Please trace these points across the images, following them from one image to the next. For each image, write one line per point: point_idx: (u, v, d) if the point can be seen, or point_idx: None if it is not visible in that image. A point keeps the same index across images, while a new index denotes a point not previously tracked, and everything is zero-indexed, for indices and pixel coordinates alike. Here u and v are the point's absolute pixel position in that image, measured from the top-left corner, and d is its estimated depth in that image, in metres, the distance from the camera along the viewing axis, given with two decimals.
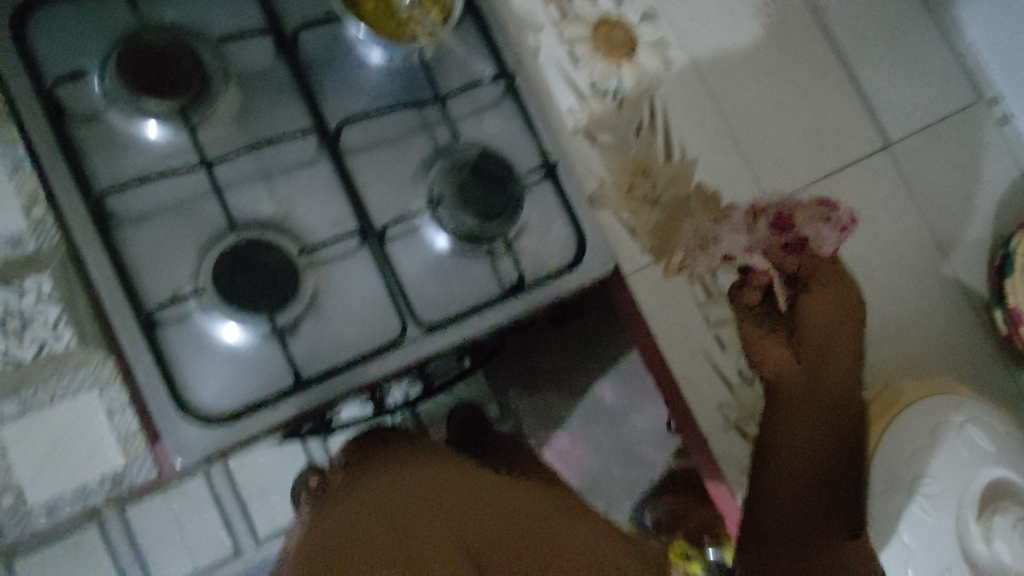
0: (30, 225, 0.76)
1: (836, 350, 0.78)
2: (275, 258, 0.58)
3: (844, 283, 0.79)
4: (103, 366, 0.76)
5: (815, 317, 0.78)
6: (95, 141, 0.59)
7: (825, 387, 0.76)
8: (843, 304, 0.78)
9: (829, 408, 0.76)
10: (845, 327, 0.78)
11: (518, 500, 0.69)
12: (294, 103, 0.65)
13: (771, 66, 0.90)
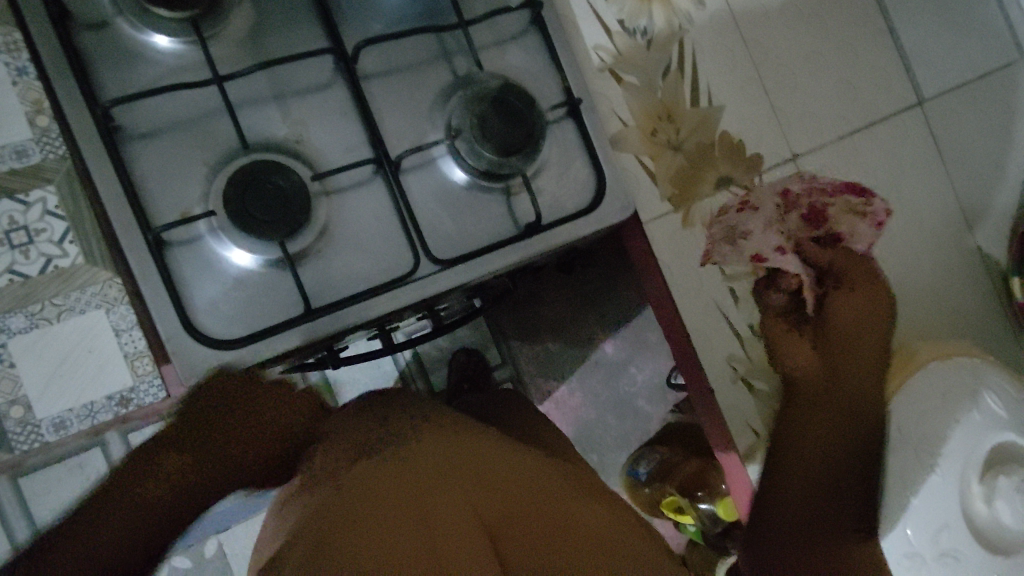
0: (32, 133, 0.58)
1: (862, 351, 0.78)
2: (289, 182, 0.57)
3: (875, 286, 0.78)
4: (34, 308, 0.64)
5: (846, 322, 0.78)
6: (102, 49, 0.56)
7: (846, 390, 0.77)
8: (874, 305, 0.77)
9: (846, 409, 0.76)
10: (875, 332, 0.78)
11: (526, 467, 0.65)
12: (310, 21, 0.62)
13: (807, 12, 0.86)
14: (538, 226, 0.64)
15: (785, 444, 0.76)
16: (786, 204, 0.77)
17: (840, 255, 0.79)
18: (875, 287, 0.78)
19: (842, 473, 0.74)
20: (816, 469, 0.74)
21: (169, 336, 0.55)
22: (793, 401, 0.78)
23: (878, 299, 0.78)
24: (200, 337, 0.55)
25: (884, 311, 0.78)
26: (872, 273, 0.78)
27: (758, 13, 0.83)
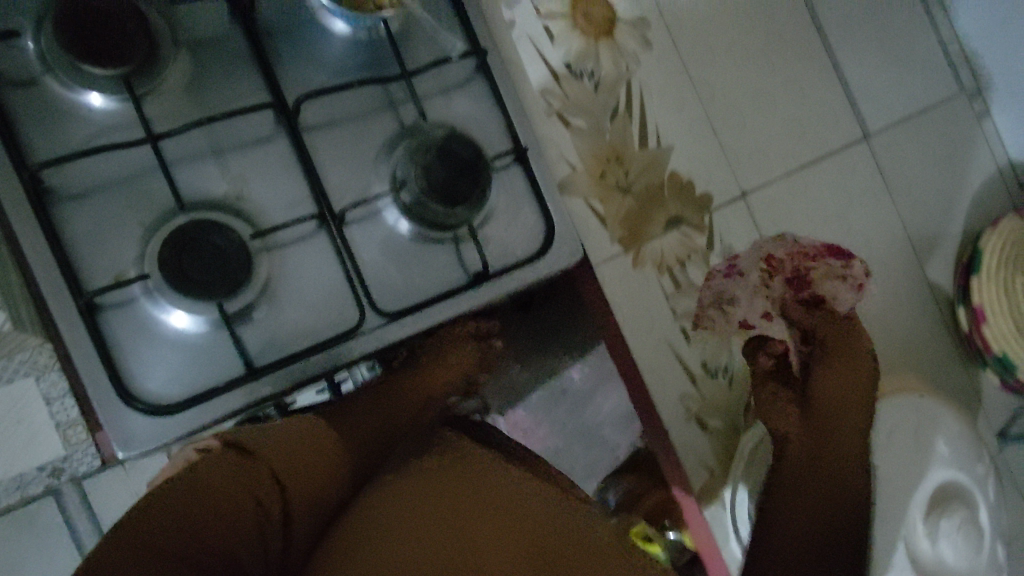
0: None
1: (840, 414, 0.71)
2: (229, 241, 0.56)
3: (859, 347, 0.78)
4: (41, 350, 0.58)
5: (831, 384, 0.74)
6: (30, 107, 0.55)
7: (833, 433, 0.69)
8: (846, 360, 0.76)
9: (835, 442, 0.67)
10: (855, 397, 0.73)
11: (497, 471, 0.67)
12: (250, 74, 0.61)
13: (752, 49, 0.88)
14: (486, 274, 0.65)
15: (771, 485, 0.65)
16: (770, 271, 0.83)
17: (826, 319, 0.81)
18: (855, 349, 0.78)
19: (843, 504, 0.60)
20: (807, 473, 0.64)
21: (104, 404, 0.53)
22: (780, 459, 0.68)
23: (853, 358, 0.76)
24: (139, 406, 0.54)
25: (864, 367, 0.76)
26: (842, 328, 0.80)
27: (704, 54, 0.85)
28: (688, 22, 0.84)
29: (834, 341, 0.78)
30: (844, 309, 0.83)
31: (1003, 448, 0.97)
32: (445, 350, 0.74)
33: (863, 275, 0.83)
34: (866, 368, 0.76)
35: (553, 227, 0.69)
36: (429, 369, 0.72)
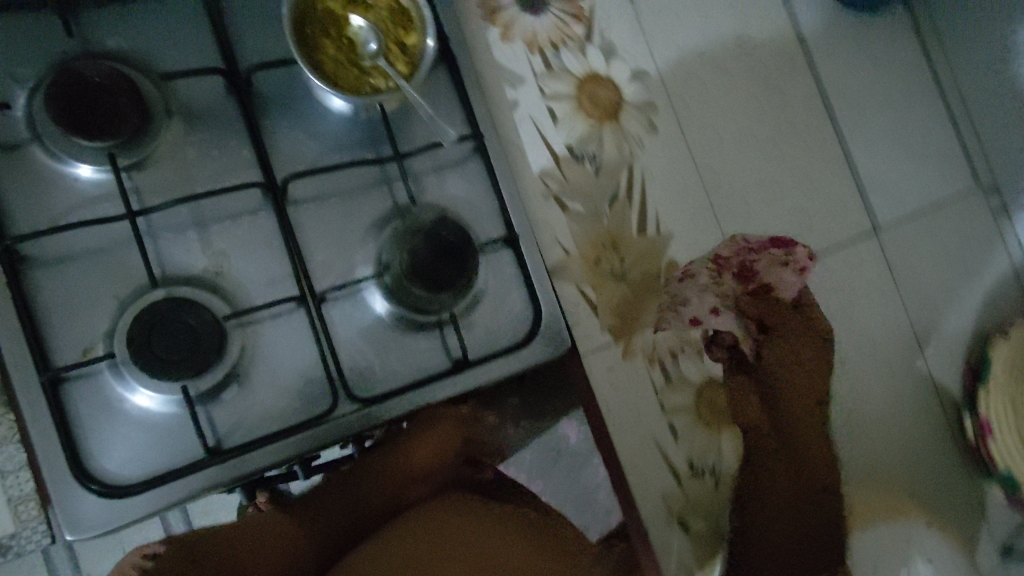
0: None
1: (808, 483, 0.79)
2: (202, 321, 0.54)
3: (814, 349, 0.80)
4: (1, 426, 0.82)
5: (803, 446, 0.79)
6: (15, 176, 0.55)
7: (801, 503, 0.78)
8: (794, 387, 0.79)
9: (807, 508, 0.78)
10: (821, 447, 0.80)
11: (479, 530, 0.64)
12: (242, 146, 0.61)
13: (761, 137, 0.87)
14: (465, 364, 0.63)
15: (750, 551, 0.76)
16: (717, 268, 0.81)
17: (780, 313, 0.81)
18: (806, 330, 0.80)
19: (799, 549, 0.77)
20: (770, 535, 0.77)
21: (54, 483, 0.52)
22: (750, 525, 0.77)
23: (801, 376, 0.80)
24: (93, 487, 0.53)
25: (814, 381, 0.80)
26: (796, 336, 0.80)
27: (711, 139, 0.85)
28: (695, 106, 0.84)
29: (790, 329, 0.80)
30: (791, 293, 0.82)
31: (1007, 564, 0.92)
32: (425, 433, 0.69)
33: (806, 258, 0.81)
34: (823, 375, 0.80)
35: (541, 316, 0.67)
36: (406, 450, 0.68)
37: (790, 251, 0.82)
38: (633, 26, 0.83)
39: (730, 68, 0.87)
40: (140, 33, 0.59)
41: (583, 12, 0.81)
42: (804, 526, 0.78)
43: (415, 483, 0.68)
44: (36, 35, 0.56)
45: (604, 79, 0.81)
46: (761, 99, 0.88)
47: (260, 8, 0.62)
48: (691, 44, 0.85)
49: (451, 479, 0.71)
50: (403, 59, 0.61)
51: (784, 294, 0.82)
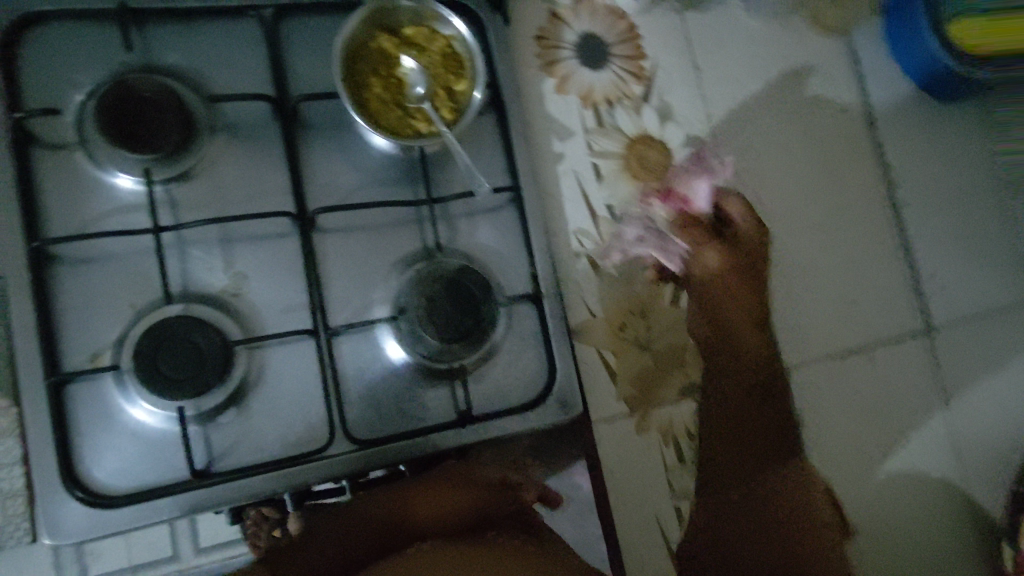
0: None
1: (761, 449, 0.78)
2: (209, 341, 0.54)
3: (739, 271, 0.79)
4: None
5: (737, 401, 0.78)
6: (56, 175, 0.56)
7: (758, 474, 0.77)
8: (725, 326, 0.78)
9: (769, 478, 0.77)
10: (758, 395, 0.78)
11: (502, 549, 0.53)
12: (279, 171, 0.61)
13: (813, 218, 0.84)
14: (468, 419, 0.61)
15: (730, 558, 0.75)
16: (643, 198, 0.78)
17: (713, 232, 0.80)
18: (734, 242, 0.80)
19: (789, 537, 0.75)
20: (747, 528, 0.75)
21: (42, 488, 0.52)
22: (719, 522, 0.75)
23: (729, 312, 0.78)
24: (78, 493, 0.53)
25: (742, 312, 0.79)
26: (718, 269, 0.78)
27: (759, 214, 0.82)
28: (747, 178, 0.82)
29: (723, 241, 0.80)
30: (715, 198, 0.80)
31: None
32: (430, 486, 0.60)
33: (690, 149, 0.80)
34: (753, 306, 0.79)
35: (556, 379, 0.65)
36: (410, 499, 0.59)
37: (704, 162, 0.80)
38: (693, 90, 0.81)
39: (790, 143, 0.84)
40: (200, 50, 0.60)
41: (644, 71, 0.79)
42: (779, 505, 0.77)
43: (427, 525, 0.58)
44: (101, 43, 0.58)
45: (656, 142, 0.79)
46: (818, 179, 0.85)
47: (318, 40, 0.63)
48: (751, 114, 0.83)
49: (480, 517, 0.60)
50: (448, 105, 0.61)
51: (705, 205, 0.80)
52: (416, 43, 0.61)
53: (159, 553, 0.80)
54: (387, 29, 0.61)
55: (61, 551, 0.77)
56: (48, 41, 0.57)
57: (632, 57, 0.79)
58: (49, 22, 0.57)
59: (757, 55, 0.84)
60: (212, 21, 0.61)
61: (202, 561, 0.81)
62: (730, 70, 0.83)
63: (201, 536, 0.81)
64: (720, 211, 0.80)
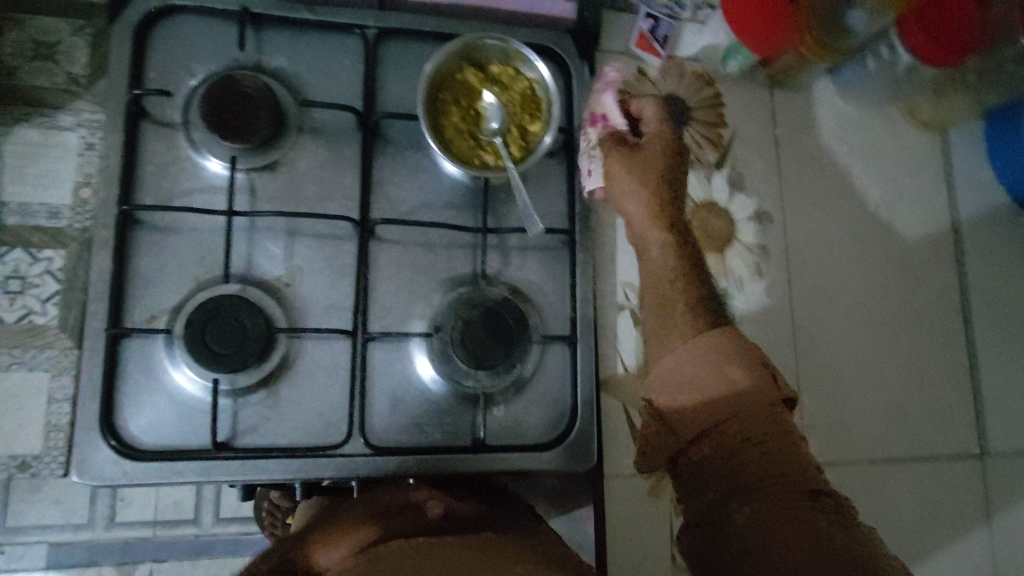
0: (72, 203, 0.65)
1: (692, 366, 0.59)
2: (255, 324, 0.58)
3: (649, 162, 0.70)
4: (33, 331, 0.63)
5: (654, 320, 0.64)
6: (156, 148, 0.61)
7: (700, 394, 0.58)
8: (642, 236, 0.69)
9: (715, 389, 0.58)
10: (677, 308, 0.63)
11: (464, 546, 0.47)
12: (352, 179, 0.65)
13: (876, 315, 0.81)
14: (480, 447, 0.62)
15: (729, 518, 0.53)
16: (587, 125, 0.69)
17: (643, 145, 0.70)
18: (650, 151, 0.70)
19: (783, 444, 0.55)
20: (725, 459, 0.56)
21: (83, 431, 0.56)
22: (690, 474, 0.58)
23: (643, 218, 0.68)
24: (112, 442, 0.57)
25: (655, 210, 0.68)
26: (643, 182, 0.68)
27: (819, 302, 0.80)
28: (811, 261, 0.80)
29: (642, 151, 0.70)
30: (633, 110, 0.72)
31: None
32: (325, 533, 0.53)
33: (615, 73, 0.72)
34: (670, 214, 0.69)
35: (576, 425, 0.65)
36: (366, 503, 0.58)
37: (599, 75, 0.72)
38: (769, 164, 0.80)
39: (862, 233, 0.82)
40: (305, 58, 0.65)
41: (722, 140, 0.79)
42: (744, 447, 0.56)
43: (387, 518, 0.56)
44: (221, 39, 0.64)
45: (723, 212, 0.79)
46: (887, 275, 0.82)
47: (412, 65, 0.67)
48: (826, 198, 0.81)
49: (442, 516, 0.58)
50: (519, 143, 0.64)
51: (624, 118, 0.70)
52: (500, 80, 0.65)
53: (180, 514, 0.84)
54: (475, 64, 0.65)
55: (96, 493, 0.81)
56: (175, 30, 0.63)
57: (712, 124, 0.80)
58: (181, 14, 0.63)
59: (842, 141, 0.83)
60: (322, 34, 0.66)
61: (218, 531, 0.85)
62: (810, 150, 0.82)
63: (222, 506, 0.85)
64: (629, 110, 0.72)
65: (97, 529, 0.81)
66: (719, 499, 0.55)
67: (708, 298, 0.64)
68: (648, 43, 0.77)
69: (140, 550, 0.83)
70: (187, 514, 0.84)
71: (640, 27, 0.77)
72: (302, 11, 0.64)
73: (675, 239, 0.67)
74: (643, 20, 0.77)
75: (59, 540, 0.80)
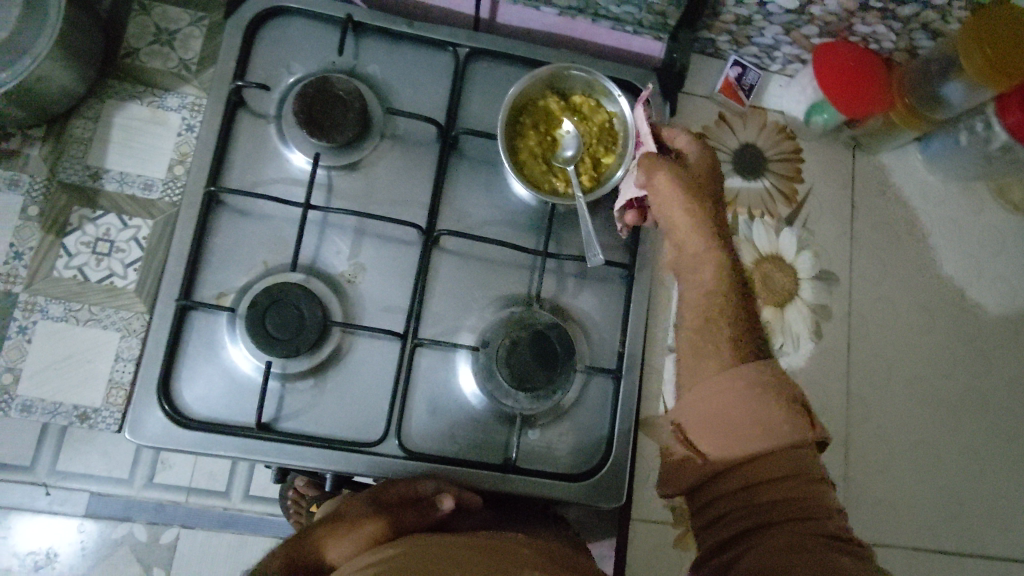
0: (165, 179, 0.69)
1: (726, 397, 0.54)
2: (312, 314, 0.60)
3: (701, 184, 0.63)
4: (112, 291, 0.67)
5: (689, 345, 0.59)
6: (248, 137, 0.65)
7: (728, 428, 0.54)
8: (691, 255, 0.62)
9: (745, 424, 0.53)
10: (721, 332, 0.57)
11: (478, 550, 0.47)
12: (424, 188, 0.67)
13: (939, 396, 0.78)
14: (510, 469, 0.62)
15: (741, 556, 0.50)
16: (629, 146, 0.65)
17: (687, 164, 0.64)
18: (695, 170, 0.64)
19: (809, 487, 0.51)
20: (746, 495, 0.52)
21: (141, 393, 0.59)
22: (709, 507, 0.54)
23: (693, 238, 0.62)
24: (165, 407, 0.59)
25: (707, 233, 0.61)
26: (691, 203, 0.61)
27: (880, 373, 0.77)
28: (875, 330, 0.77)
29: (687, 171, 0.63)
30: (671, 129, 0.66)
31: None
32: (333, 526, 0.56)
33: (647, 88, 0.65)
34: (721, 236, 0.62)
35: (608, 461, 0.64)
36: (383, 492, 0.58)
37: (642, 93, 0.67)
38: (842, 225, 0.78)
39: (935, 310, 0.79)
40: (397, 69, 0.68)
41: (796, 195, 0.78)
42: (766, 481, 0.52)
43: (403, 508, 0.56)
44: (322, 42, 0.67)
45: (788, 266, 0.77)
46: (955, 356, 0.78)
47: (498, 88, 0.69)
48: (899, 268, 0.79)
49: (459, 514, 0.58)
50: (591, 174, 0.65)
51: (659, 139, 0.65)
52: (580, 110, 0.66)
53: (214, 485, 0.87)
54: (558, 92, 0.66)
55: (141, 453, 0.85)
56: (282, 30, 0.67)
57: (789, 178, 0.78)
58: (289, 16, 0.67)
59: (924, 212, 0.80)
60: (416, 48, 0.68)
61: (246, 507, 0.88)
62: (888, 217, 0.79)
63: (253, 484, 0.88)
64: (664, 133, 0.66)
65: (138, 486, 0.85)
66: (733, 535, 0.52)
67: (751, 326, 0.59)
68: (734, 92, 0.76)
69: (170, 513, 0.86)
70: (221, 486, 0.87)
71: (727, 75, 0.76)
72: (401, 25, 0.67)
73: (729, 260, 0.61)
74: (732, 67, 0.76)
75: (100, 491, 0.84)
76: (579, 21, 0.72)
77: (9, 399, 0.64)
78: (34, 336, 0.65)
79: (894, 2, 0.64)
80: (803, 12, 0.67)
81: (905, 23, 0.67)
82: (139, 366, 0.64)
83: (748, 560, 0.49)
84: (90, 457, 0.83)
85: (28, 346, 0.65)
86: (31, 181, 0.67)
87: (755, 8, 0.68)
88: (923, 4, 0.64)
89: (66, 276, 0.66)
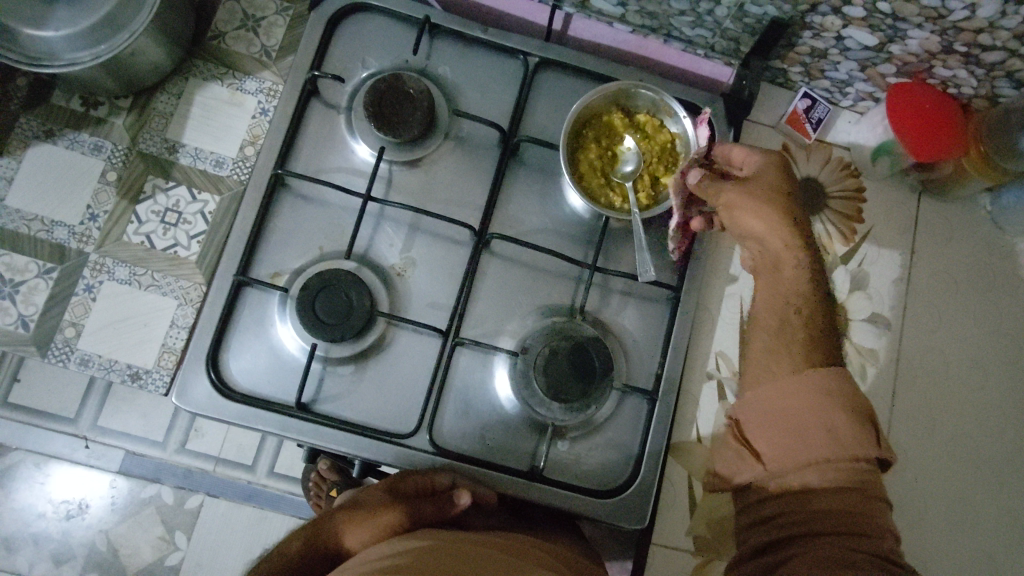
0: (235, 158, 0.72)
1: (794, 401, 0.54)
2: (362, 302, 0.61)
3: (781, 188, 0.60)
4: (174, 261, 0.69)
5: (763, 346, 0.58)
6: (318, 125, 0.67)
7: (792, 430, 0.54)
8: (772, 255, 0.60)
9: (812, 430, 0.53)
10: (794, 334, 0.57)
11: (494, 552, 0.48)
12: (481, 191, 0.68)
13: (984, 457, 0.75)
14: (537, 476, 0.62)
15: (787, 560, 0.49)
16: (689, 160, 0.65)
17: (764, 173, 0.60)
18: (774, 179, 0.60)
19: (866, 502, 0.50)
20: (800, 499, 0.52)
21: (191, 360, 0.61)
22: (755, 508, 0.54)
23: (775, 240, 0.59)
24: (212, 375, 0.61)
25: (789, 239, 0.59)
26: (769, 213, 0.59)
27: (923, 426, 0.74)
28: (923, 381, 0.75)
29: (762, 181, 0.60)
30: (739, 148, 0.63)
31: None
32: (351, 512, 0.56)
33: (707, 109, 0.66)
34: (807, 240, 0.60)
35: (636, 482, 0.64)
36: (402, 480, 0.58)
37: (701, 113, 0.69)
38: (900, 269, 0.77)
39: (989, 366, 0.76)
40: (468, 73, 0.69)
41: (856, 234, 0.77)
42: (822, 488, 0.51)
43: (421, 499, 0.56)
44: (399, 40, 0.69)
45: (839, 305, 0.75)
46: (1007, 413, 0.76)
47: (564, 100, 0.70)
48: (955, 321, 0.76)
49: (474, 515, 0.59)
50: (648, 193, 0.65)
51: (729, 154, 0.63)
52: (643, 129, 0.66)
53: (246, 457, 0.89)
54: (624, 108, 0.67)
55: (180, 417, 0.88)
56: (361, 25, 0.69)
57: (849, 217, 0.76)
58: (370, 11, 0.69)
59: (988, 264, 0.77)
60: (488, 54, 0.70)
61: (271, 483, 0.90)
62: (949, 268, 0.77)
63: (281, 461, 0.90)
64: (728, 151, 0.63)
65: (173, 449, 0.88)
66: (779, 538, 0.51)
67: (828, 331, 0.58)
68: (801, 124, 0.76)
69: (198, 480, 0.89)
70: (252, 460, 0.90)
71: (795, 106, 0.76)
72: (476, 30, 0.69)
73: (812, 264, 0.59)
74: (800, 99, 0.75)
75: (138, 450, 0.87)
76: (651, 40, 0.73)
77: (71, 351, 0.67)
78: (100, 295, 0.68)
79: (980, 48, 0.63)
80: (882, 50, 0.66)
81: (989, 69, 0.66)
82: (191, 334, 0.66)
83: (794, 565, 0.48)
84: (133, 416, 0.87)
85: (92, 304, 0.67)
86: (114, 147, 0.70)
87: (833, 42, 0.67)
88: (1010, 52, 0.62)
89: (133, 241, 0.69)
